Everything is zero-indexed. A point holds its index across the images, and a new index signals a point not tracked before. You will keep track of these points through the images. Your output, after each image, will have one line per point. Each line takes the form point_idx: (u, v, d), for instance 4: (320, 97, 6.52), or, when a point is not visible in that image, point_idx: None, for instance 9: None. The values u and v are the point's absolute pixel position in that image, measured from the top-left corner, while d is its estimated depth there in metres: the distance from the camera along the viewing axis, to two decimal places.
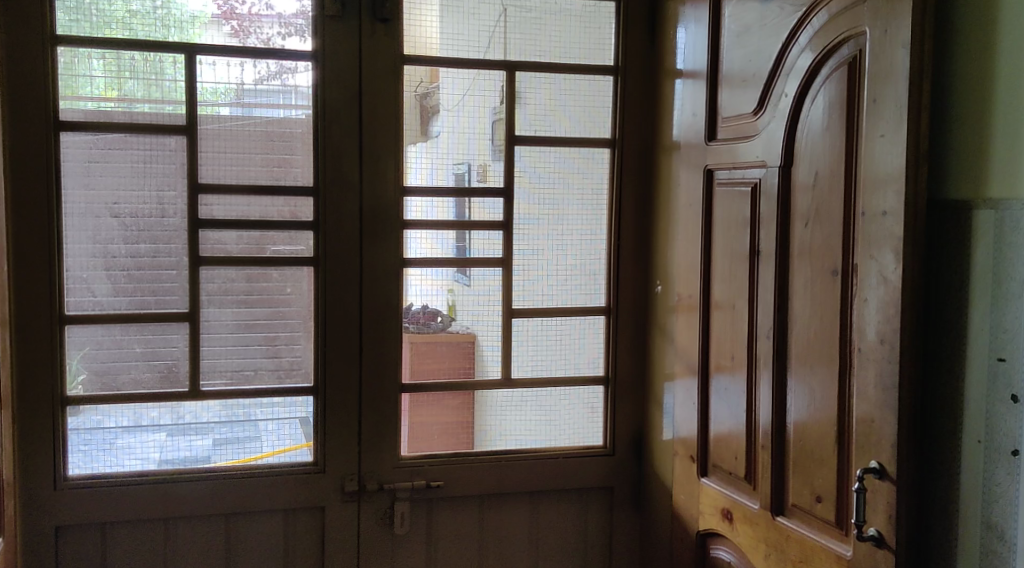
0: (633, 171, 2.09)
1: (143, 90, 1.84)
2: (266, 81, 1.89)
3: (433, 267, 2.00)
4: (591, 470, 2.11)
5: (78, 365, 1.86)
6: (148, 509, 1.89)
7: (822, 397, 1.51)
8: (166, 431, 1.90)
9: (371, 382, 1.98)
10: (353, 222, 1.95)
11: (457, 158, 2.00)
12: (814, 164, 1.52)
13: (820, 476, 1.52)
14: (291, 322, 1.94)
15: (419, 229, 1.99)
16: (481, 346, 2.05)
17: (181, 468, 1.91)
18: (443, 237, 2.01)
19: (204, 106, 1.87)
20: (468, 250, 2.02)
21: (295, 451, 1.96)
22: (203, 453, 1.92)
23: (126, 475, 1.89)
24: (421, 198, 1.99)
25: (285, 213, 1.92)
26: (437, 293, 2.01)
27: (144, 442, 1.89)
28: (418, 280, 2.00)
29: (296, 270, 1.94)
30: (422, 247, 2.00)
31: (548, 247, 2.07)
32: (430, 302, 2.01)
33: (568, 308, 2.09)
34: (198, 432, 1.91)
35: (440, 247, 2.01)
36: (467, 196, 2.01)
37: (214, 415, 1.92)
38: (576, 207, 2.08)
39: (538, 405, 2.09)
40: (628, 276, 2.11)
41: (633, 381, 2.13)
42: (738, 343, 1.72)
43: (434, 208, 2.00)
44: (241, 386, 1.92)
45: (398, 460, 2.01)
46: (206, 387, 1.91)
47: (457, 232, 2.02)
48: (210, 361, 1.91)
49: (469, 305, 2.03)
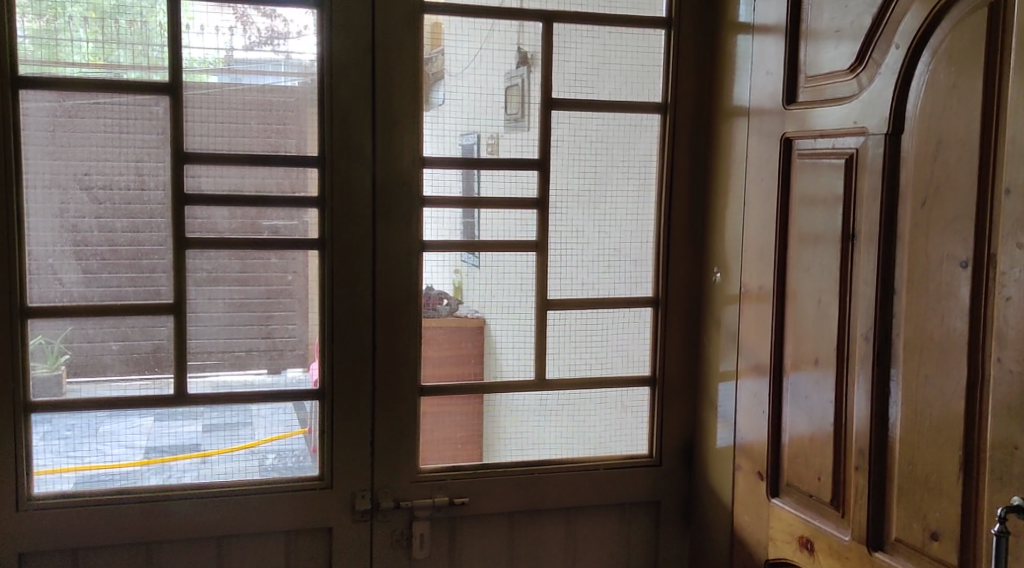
0: (686, 139, 1.82)
1: (131, 61, 1.56)
2: (256, 48, 1.61)
3: (440, 252, 1.72)
4: (635, 483, 1.85)
5: (61, 346, 1.58)
6: (137, 510, 1.62)
7: (941, 413, 1.26)
8: (152, 416, 1.62)
9: (387, 384, 1.71)
10: (366, 198, 1.67)
11: (480, 126, 1.72)
12: (935, 132, 1.26)
13: (937, 507, 1.27)
14: (293, 315, 1.66)
15: (430, 206, 1.71)
16: (490, 332, 1.76)
17: (163, 469, 1.64)
18: (447, 216, 1.72)
19: (191, 74, 1.58)
20: (477, 230, 1.74)
21: (286, 438, 1.68)
22: (193, 439, 1.64)
23: (113, 483, 1.62)
24: (432, 168, 1.71)
25: (287, 187, 1.64)
26: (442, 271, 1.73)
27: (131, 428, 1.62)
28: (429, 266, 1.72)
29: (299, 253, 1.66)
30: (437, 229, 1.72)
31: (589, 227, 1.80)
32: (434, 282, 1.73)
33: (610, 299, 1.82)
34: (186, 416, 1.63)
35: (446, 228, 1.72)
36: (477, 169, 1.73)
37: (203, 395, 1.63)
38: (621, 181, 1.81)
39: (577, 409, 1.83)
40: (679, 261, 1.84)
41: (683, 382, 1.86)
42: (824, 341, 1.46)
43: (455, 182, 1.72)
44: (225, 373, 1.64)
45: (418, 474, 1.74)
46: (192, 388, 1.63)
47: (465, 209, 1.73)
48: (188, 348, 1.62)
49: (479, 288, 1.75)
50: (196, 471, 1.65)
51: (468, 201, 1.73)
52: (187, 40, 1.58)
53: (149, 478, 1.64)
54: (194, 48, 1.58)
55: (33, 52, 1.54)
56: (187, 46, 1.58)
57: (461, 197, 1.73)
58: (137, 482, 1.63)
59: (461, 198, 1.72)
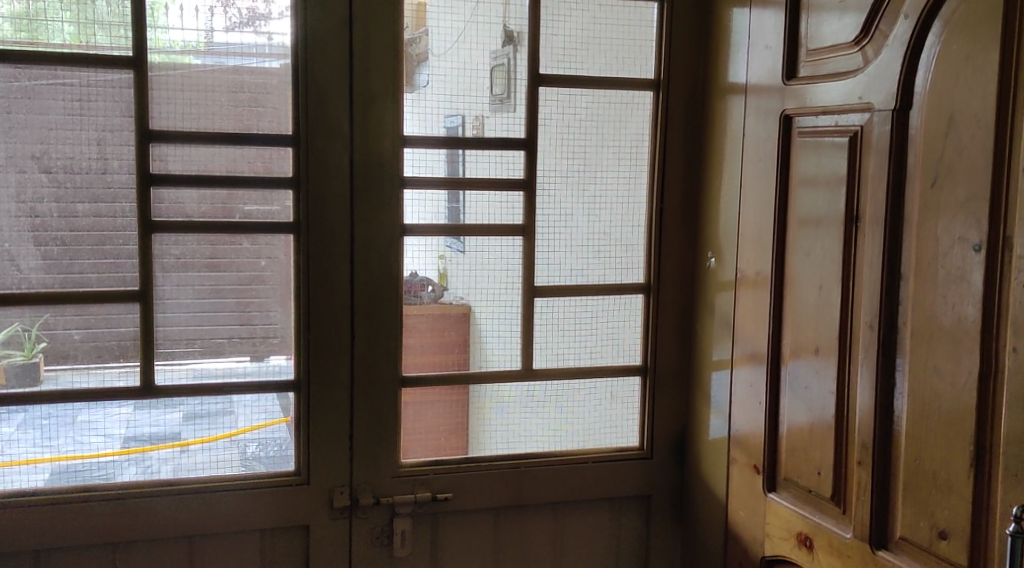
0: (680, 118, 1.74)
1: (111, 44, 1.47)
2: (237, 29, 1.52)
3: (424, 236, 1.64)
4: (626, 477, 1.78)
5: (37, 334, 1.49)
6: (113, 504, 1.54)
7: (951, 405, 1.19)
8: (131, 403, 1.54)
9: (366, 375, 1.63)
10: (344, 179, 1.58)
11: (462, 106, 1.64)
12: (947, 108, 1.19)
13: (946, 504, 1.20)
14: (267, 302, 1.58)
15: (411, 187, 1.63)
16: (477, 319, 1.69)
17: (141, 459, 1.56)
18: (431, 198, 1.64)
19: (170, 55, 1.50)
20: (462, 214, 1.66)
21: (269, 427, 1.60)
22: (172, 429, 1.56)
23: (88, 475, 1.54)
24: (412, 148, 1.62)
25: (259, 168, 1.55)
26: (426, 255, 1.65)
27: (108, 417, 1.53)
28: (410, 251, 1.64)
29: (273, 237, 1.57)
30: (418, 213, 1.64)
31: (578, 210, 1.72)
32: (418, 267, 1.65)
33: (600, 286, 1.74)
34: (166, 404, 1.55)
35: (427, 211, 1.64)
36: (461, 149, 1.64)
37: (182, 385, 1.56)
38: (611, 161, 1.73)
39: (566, 400, 1.76)
40: (672, 246, 1.76)
41: (676, 371, 1.79)
42: (825, 329, 1.39)
43: (439, 162, 1.64)
44: (199, 361, 1.56)
45: (399, 469, 1.66)
46: (171, 377, 1.55)
47: (450, 191, 1.65)
48: (164, 334, 1.54)
49: (464, 273, 1.67)
50: (176, 462, 1.57)
51: (452, 182, 1.65)
52: (165, 22, 1.49)
53: (127, 470, 1.55)
54: (173, 30, 1.49)
55: (11, 34, 1.44)
56: (166, 26, 1.49)
57: (445, 178, 1.64)
58: (114, 474, 1.55)
59: (445, 179, 1.64)
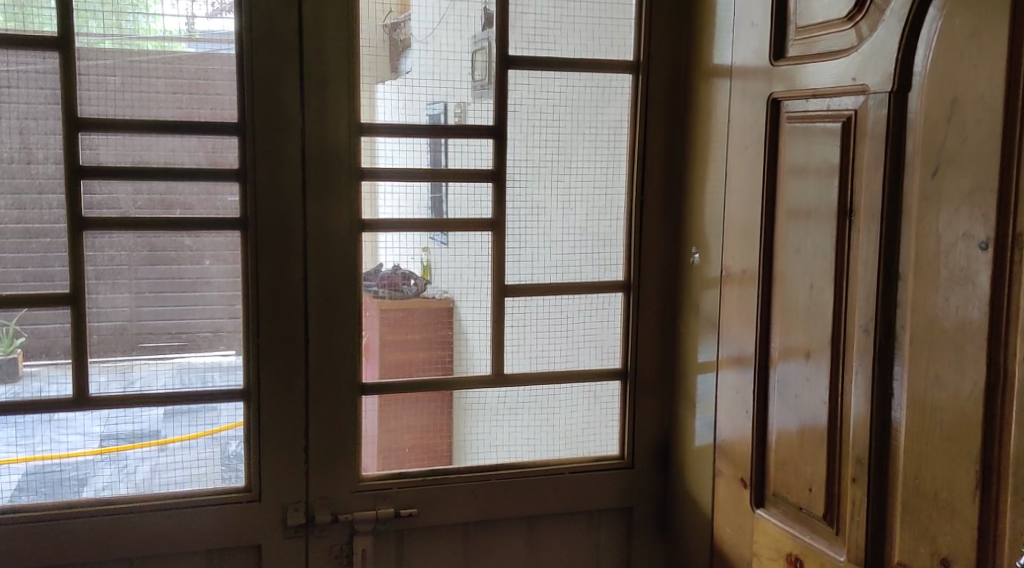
0: (661, 103, 1.62)
1: (103, 33, 1.37)
2: (223, 15, 1.41)
3: (404, 232, 1.53)
4: (604, 488, 1.66)
5: (15, 329, 1.38)
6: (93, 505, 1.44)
7: (955, 419, 1.07)
8: (110, 400, 1.43)
9: (323, 382, 1.51)
10: (295, 170, 1.46)
11: (433, 94, 1.52)
12: (951, 89, 1.07)
13: (949, 529, 1.09)
14: (211, 305, 1.46)
15: (386, 180, 1.51)
16: (461, 314, 1.57)
17: (118, 458, 1.45)
18: (411, 189, 1.53)
19: (163, 43, 1.40)
20: (445, 206, 1.54)
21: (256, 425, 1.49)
22: (152, 426, 1.45)
23: (65, 476, 1.43)
24: (387, 138, 1.51)
25: (202, 159, 1.43)
26: (411, 249, 1.53)
27: (85, 413, 1.42)
28: (392, 243, 1.53)
29: (217, 234, 1.45)
30: (389, 206, 1.52)
31: (552, 203, 1.60)
32: (406, 262, 1.53)
33: (575, 284, 1.62)
34: (147, 401, 1.44)
35: (410, 205, 1.53)
36: (445, 138, 1.53)
37: (166, 382, 1.45)
38: (587, 150, 1.61)
39: (540, 407, 1.63)
40: (653, 240, 1.64)
41: (658, 375, 1.67)
42: (816, 333, 1.27)
43: (404, 153, 1.52)
44: (176, 355, 1.45)
45: (359, 483, 1.54)
46: (154, 374, 1.44)
47: (432, 184, 1.53)
48: (145, 327, 1.43)
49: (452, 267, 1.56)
50: (154, 461, 1.46)
51: (433, 174, 1.53)
52: (157, 9, 1.39)
53: (104, 470, 1.45)
54: (163, 17, 1.39)
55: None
56: (157, 13, 1.39)
57: (429, 170, 1.53)
58: (91, 474, 1.44)
59: (425, 170, 1.52)
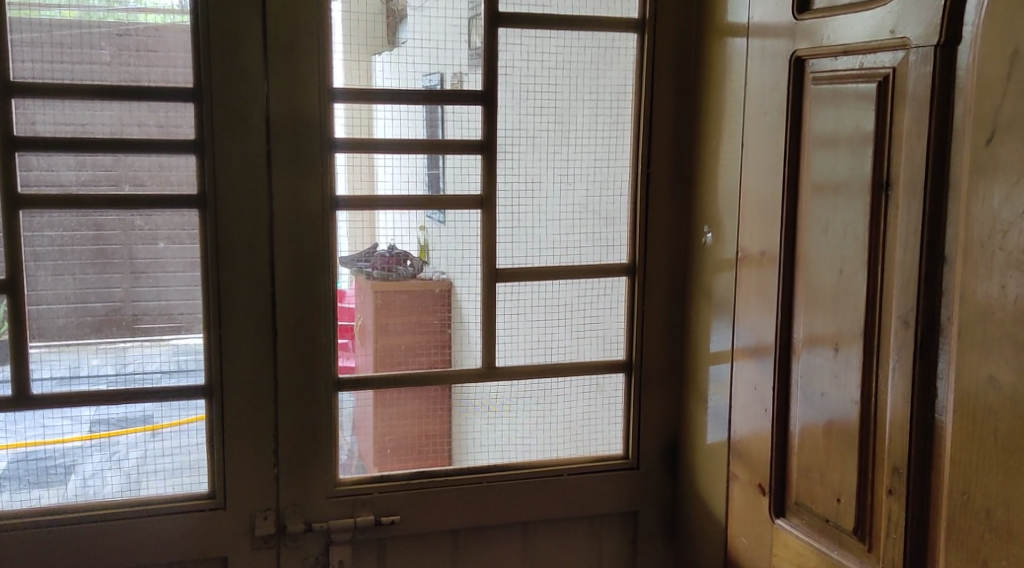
0: (668, 66, 1.46)
1: (106, 7, 1.24)
2: None
3: (403, 210, 1.38)
4: (607, 491, 1.51)
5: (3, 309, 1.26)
6: (84, 494, 1.32)
7: (1011, 427, 0.92)
8: (104, 384, 1.30)
9: (294, 378, 1.36)
10: (258, 141, 1.31)
11: (432, 61, 1.36)
12: (1010, 39, 0.91)
13: (1002, 554, 0.93)
14: (167, 293, 1.31)
15: (384, 152, 1.36)
16: (459, 299, 1.43)
17: (107, 445, 1.31)
18: (407, 162, 1.38)
19: (167, 17, 1.26)
20: (442, 182, 1.39)
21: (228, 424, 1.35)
22: (145, 411, 1.32)
23: (53, 465, 1.30)
24: (385, 104, 1.35)
25: (153, 131, 1.28)
26: (408, 227, 1.38)
27: (74, 395, 1.29)
28: (387, 220, 1.38)
29: (173, 214, 1.30)
30: (388, 181, 1.37)
31: (548, 178, 1.44)
32: (401, 241, 1.38)
33: (574, 267, 1.47)
34: (142, 384, 1.31)
35: (405, 181, 1.38)
36: (440, 105, 1.38)
37: (161, 365, 1.32)
38: (587, 118, 1.45)
39: (535, 402, 1.48)
40: (661, 219, 1.49)
41: (666, 367, 1.52)
42: (845, 324, 1.12)
43: (398, 121, 1.36)
44: (125, 348, 1.30)
45: (335, 489, 1.40)
46: (147, 356, 1.31)
47: (429, 154, 1.38)
48: (141, 307, 1.30)
49: (448, 247, 1.41)
50: (144, 449, 1.32)
51: (430, 145, 1.38)
52: None
53: (92, 458, 1.31)
54: None
55: None
56: None
57: (424, 141, 1.37)
58: (79, 462, 1.31)
59: (421, 142, 1.37)
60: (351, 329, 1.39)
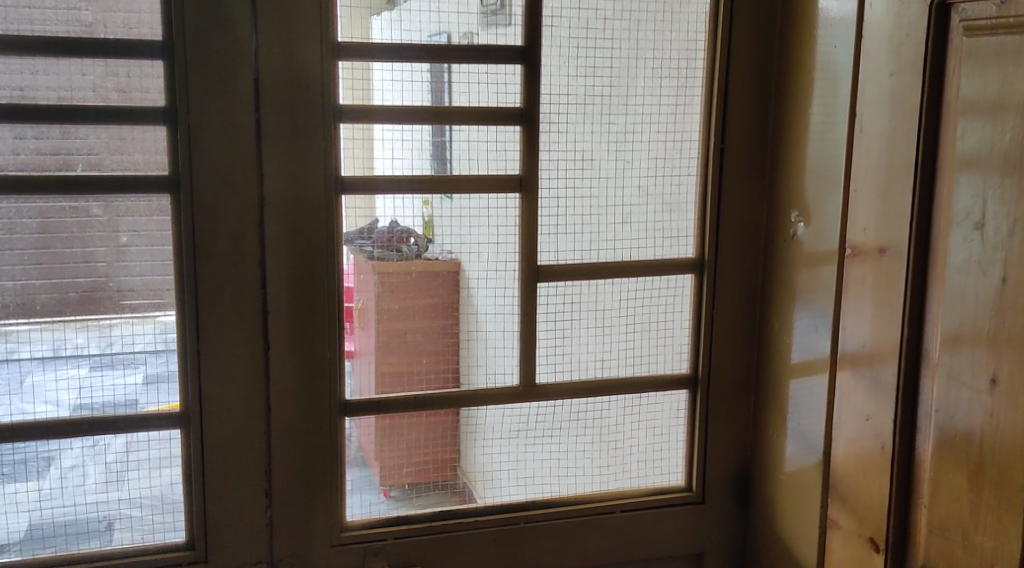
0: (751, 16, 1.19)
1: None
2: None
3: (400, 195, 1.11)
4: (668, 531, 1.26)
5: None
6: (60, 502, 1.06)
7: None
8: (86, 363, 1.03)
9: (292, 401, 1.10)
10: (245, 107, 1.04)
11: (452, 13, 1.10)
12: None
13: None
14: (132, 301, 1.04)
15: (389, 122, 1.09)
16: (478, 305, 1.16)
17: (89, 438, 1.05)
18: (413, 135, 1.10)
19: None
20: (449, 154, 1.12)
21: (211, 460, 1.08)
22: (132, 397, 1.06)
23: (28, 459, 1.04)
24: (387, 62, 1.08)
25: (111, 96, 1.01)
26: (408, 201, 1.11)
27: (54, 374, 1.03)
28: (399, 206, 1.11)
29: (137, 200, 1.03)
30: (395, 158, 1.10)
31: (602, 154, 1.18)
32: (402, 218, 1.12)
33: (631, 264, 1.21)
34: (128, 363, 1.05)
35: (413, 157, 1.11)
36: (446, 63, 1.10)
37: (148, 343, 1.05)
38: (649, 80, 1.18)
39: (582, 425, 1.23)
40: (735, 205, 1.22)
41: (738, 383, 1.26)
42: (1008, 347, 0.88)
43: (398, 85, 1.09)
44: (82, 367, 1.03)
45: (342, 535, 1.14)
46: (135, 333, 1.05)
47: (435, 126, 1.11)
48: (103, 312, 1.04)
49: (477, 240, 1.15)
50: (133, 440, 1.07)
51: (446, 114, 1.11)
52: None
53: (73, 448, 1.05)
54: None
55: None
56: None
57: (429, 109, 1.10)
58: (59, 454, 1.05)
59: (436, 110, 1.10)
60: (353, 317, 1.13)
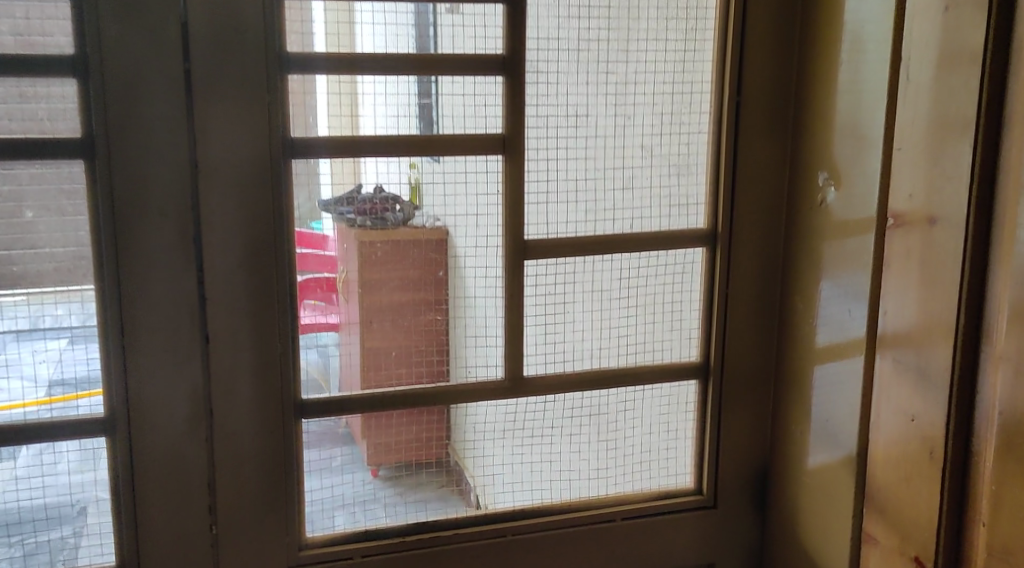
0: None
1: None
2: None
3: (390, 158, 0.95)
4: (676, 540, 1.11)
5: None
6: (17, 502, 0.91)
7: None
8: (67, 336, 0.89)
9: (238, 403, 0.94)
10: (173, 56, 0.87)
11: None
12: None
13: None
14: (41, 287, 0.88)
15: (372, 73, 0.93)
16: (466, 279, 1.01)
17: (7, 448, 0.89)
18: (394, 88, 0.94)
19: None
20: (436, 112, 0.96)
21: (139, 473, 0.92)
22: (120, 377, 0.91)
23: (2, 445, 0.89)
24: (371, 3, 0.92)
25: (9, 42, 0.84)
26: (395, 164, 0.96)
27: (29, 350, 0.89)
28: (382, 169, 0.96)
29: (44, 168, 0.87)
30: (381, 116, 0.94)
31: (599, 109, 1.02)
32: (388, 182, 0.96)
33: (633, 237, 1.04)
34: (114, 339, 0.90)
35: (396, 114, 0.95)
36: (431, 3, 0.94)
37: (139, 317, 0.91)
38: (653, 22, 1.02)
39: (578, 421, 1.08)
40: (753, 168, 1.05)
41: (756, 373, 1.10)
42: None
43: (381, 30, 0.93)
44: (56, 343, 0.89)
45: (301, 553, 0.99)
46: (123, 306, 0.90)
47: (419, 78, 0.95)
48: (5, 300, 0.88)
49: (461, 208, 0.99)
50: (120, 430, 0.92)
51: (428, 64, 0.94)
52: None
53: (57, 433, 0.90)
54: None
55: None
56: None
57: (414, 57, 0.94)
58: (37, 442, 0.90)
59: (418, 59, 0.94)
60: (336, 289, 0.97)
